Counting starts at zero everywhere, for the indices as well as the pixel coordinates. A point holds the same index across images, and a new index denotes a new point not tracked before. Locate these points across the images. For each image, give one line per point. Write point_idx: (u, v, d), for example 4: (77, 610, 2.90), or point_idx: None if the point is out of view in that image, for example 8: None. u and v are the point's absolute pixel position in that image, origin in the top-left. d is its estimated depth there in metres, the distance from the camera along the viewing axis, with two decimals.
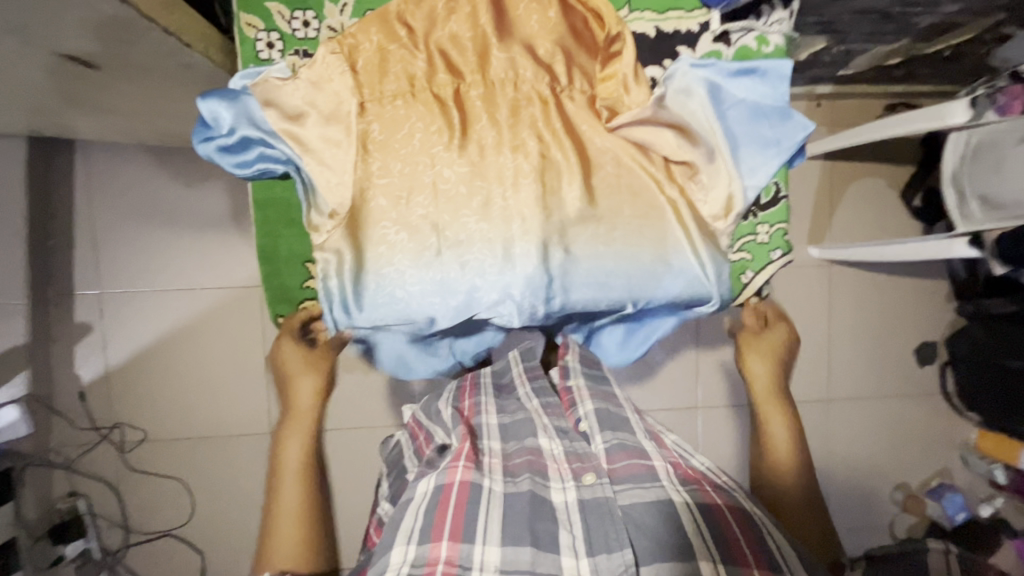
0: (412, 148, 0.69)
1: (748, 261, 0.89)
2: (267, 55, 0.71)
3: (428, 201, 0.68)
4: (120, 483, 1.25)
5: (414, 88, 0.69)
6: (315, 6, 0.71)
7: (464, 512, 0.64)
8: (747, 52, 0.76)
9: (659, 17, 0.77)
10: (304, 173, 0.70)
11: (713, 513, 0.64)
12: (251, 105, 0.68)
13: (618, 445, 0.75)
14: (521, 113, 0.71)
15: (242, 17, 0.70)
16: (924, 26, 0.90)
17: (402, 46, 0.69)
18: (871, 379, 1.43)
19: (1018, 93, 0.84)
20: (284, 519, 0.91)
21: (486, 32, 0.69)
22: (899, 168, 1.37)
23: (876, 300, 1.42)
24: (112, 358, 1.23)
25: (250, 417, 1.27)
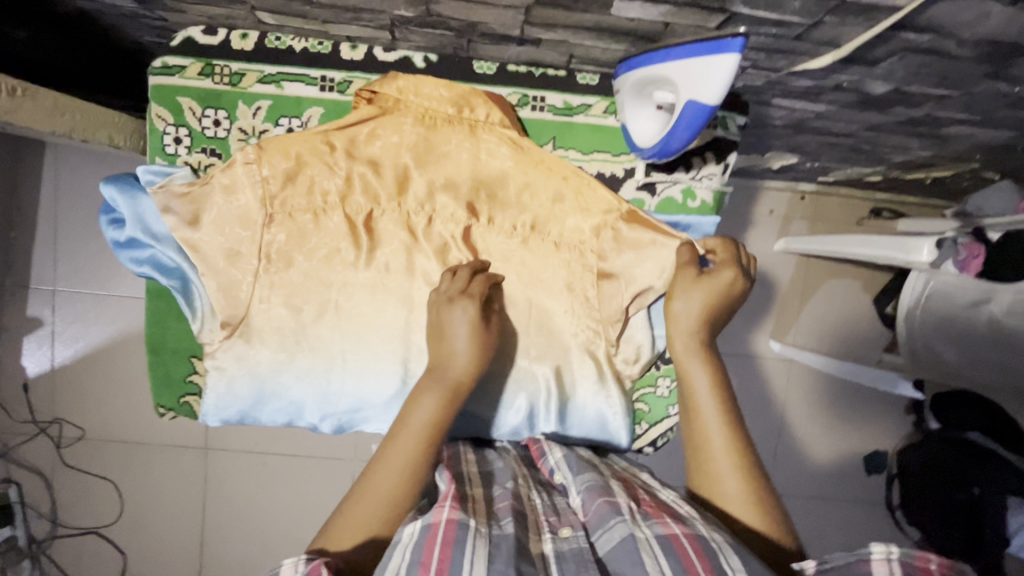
0: (316, 262, 0.75)
1: (645, 412, 0.89)
2: (174, 151, 0.78)
3: (333, 319, 0.76)
4: (51, 475, 1.27)
5: (326, 206, 0.76)
6: (228, 107, 0.78)
7: (451, 551, 0.50)
8: (673, 203, 0.83)
9: (583, 156, 0.82)
10: (190, 280, 0.76)
11: (674, 546, 0.52)
12: (146, 206, 0.75)
13: (586, 488, 0.63)
14: (435, 242, 0.78)
15: (154, 110, 0.77)
16: (896, 161, 0.87)
17: (321, 163, 0.75)
18: (820, 481, 1.39)
19: (977, 251, 0.78)
20: (386, 472, 0.58)
21: (408, 161, 0.77)
22: (876, 272, 1.34)
23: (836, 403, 1.38)
24: (59, 354, 1.24)
25: (187, 430, 1.29)
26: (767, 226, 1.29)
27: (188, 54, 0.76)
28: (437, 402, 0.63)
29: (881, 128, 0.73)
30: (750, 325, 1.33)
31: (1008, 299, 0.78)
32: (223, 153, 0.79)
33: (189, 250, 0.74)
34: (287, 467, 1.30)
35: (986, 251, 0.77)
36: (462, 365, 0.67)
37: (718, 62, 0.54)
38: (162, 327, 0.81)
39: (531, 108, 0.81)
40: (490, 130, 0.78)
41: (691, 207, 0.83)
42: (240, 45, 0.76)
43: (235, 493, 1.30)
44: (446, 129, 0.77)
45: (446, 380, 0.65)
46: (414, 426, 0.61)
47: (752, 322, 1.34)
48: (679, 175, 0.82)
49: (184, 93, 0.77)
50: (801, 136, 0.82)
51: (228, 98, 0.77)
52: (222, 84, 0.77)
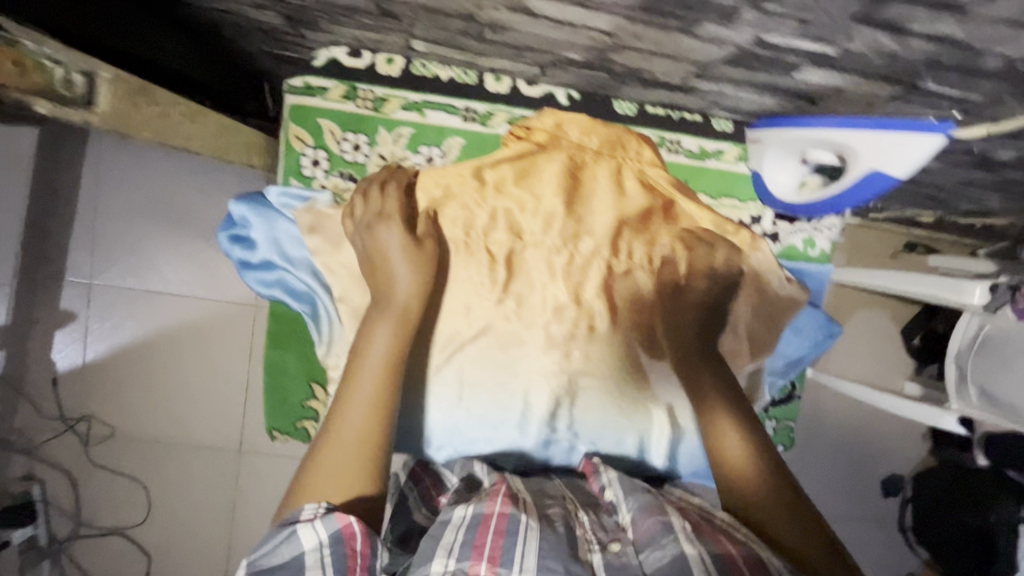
0: (454, 290, 0.79)
1: None
2: (312, 172, 0.87)
3: (469, 352, 0.79)
4: (76, 473, 1.23)
5: (470, 240, 0.81)
6: (369, 134, 0.88)
7: (502, 540, 0.53)
8: (795, 250, 0.93)
9: (714, 200, 0.91)
10: (316, 305, 0.82)
11: (732, 567, 0.49)
12: (279, 227, 0.82)
13: (640, 508, 0.61)
14: (574, 274, 0.82)
15: (295, 130, 0.87)
16: (964, 208, 0.90)
17: (472, 189, 0.82)
18: (841, 503, 1.43)
19: None
20: (357, 406, 0.62)
21: (558, 198, 0.83)
22: (906, 303, 1.39)
23: (859, 426, 1.43)
24: (91, 351, 1.20)
25: (220, 432, 1.25)
26: None
27: (334, 78, 0.86)
28: (390, 329, 0.68)
29: (971, 180, 0.75)
30: None
31: None
32: (358, 176, 0.88)
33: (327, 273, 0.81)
34: None
35: None
36: (406, 287, 0.71)
37: (925, 140, 0.64)
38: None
39: (666, 151, 0.90)
40: (634, 169, 0.86)
41: (811, 255, 0.93)
42: (387, 69, 0.86)
43: (265, 498, 1.27)
44: (593, 167, 0.85)
45: (392, 305, 0.70)
46: (369, 362, 0.65)
47: None
48: (802, 225, 0.93)
49: (325, 115, 0.87)
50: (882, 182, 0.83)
51: (370, 122, 0.88)
52: (364, 109, 0.87)
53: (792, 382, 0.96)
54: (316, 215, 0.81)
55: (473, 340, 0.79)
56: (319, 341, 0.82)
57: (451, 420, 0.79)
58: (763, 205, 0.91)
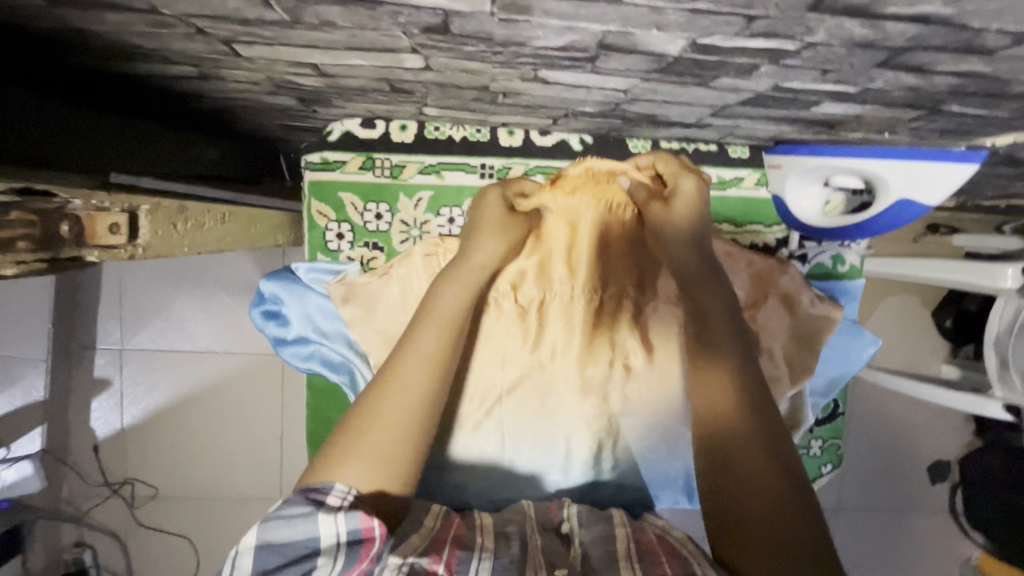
0: (489, 340, 0.81)
1: None
2: (336, 246, 0.85)
3: (512, 404, 0.82)
4: (125, 537, 1.24)
5: (500, 293, 0.82)
6: (389, 201, 0.85)
7: (459, 553, 0.60)
8: (825, 268, 0.88)
9: (737, 228, 0.87)
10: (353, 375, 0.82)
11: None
12: (309, 301, 0.83)
13: (593, 537, 0.67)
14: (604, 318, 0.84)
15: (316, 206, 0.85)
16: (988, 196, 0.88)
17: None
18: (884, 493, 1.41)
19: None
20: (411, 367, 0.65)
21: (583, 242, 0.83)
22: (933, 286, 1.37)
23: (898, 414, 1.40)
24: (128, 416, 1.22)
25: (261, 482, 1.27)
26: None
27: (350, 149, 0.83)
28: (462, 291, 0.71)
29: (998, 174, 0.73)
30: None
31: None
32: (386, 246, 0.86)
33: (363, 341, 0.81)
34: None
35: None
36: (484, 251, 0.74)
37: (955, 169, 0.66)
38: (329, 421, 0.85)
39: None
40: None
41: (841, 271, 0.88)
42: (401, 136, 0.82)
43: None
44: (617, 207, 0.83)
45: (471, 267, 0.73)
46: (442, 315, 0.69)
47: None
48: (830, 243, 0.88)
49: (345, 188, 0.84)
50: None
51: (390, 189, 0.85)
52: (383, 177, 0.85)
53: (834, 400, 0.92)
54: (349, 287, 0.82)
55: (512, 385, 0.82)
56: None
57: (496, 473, 0.82)
58: (789, 227, 0.86)
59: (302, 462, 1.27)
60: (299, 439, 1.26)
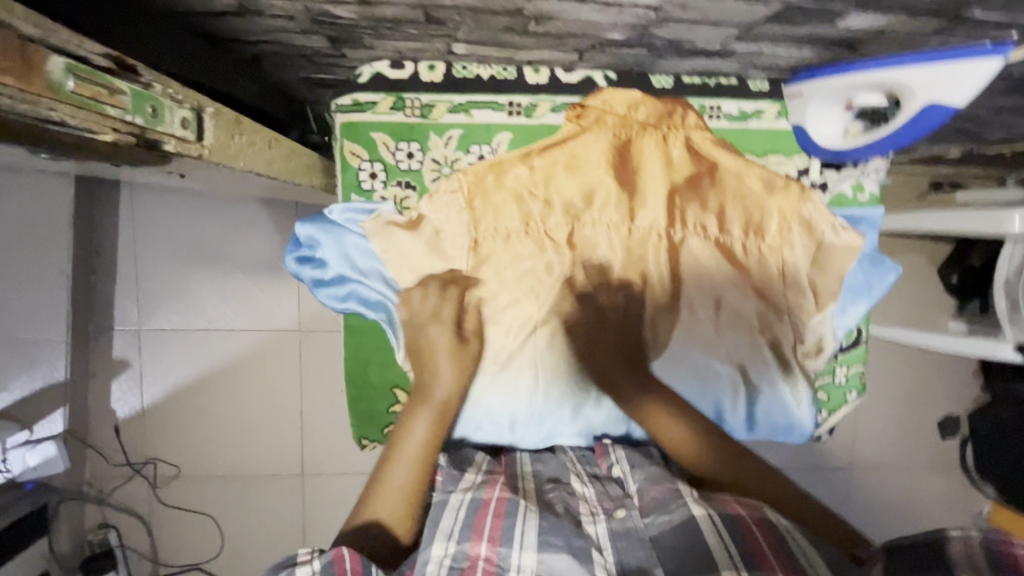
0: (520, 276, 0.85)
1: (824, 401, 0.94)
2: (369, 185, 0.87)
3: (544, 334, 0.85)
4: (149, 517, 1.26)
5: (529, 228, 0.85)
6: (419, 140, 0.87)
7: (501, 521, 0.63)
8: (844, 197, 0.89)
9: (760, 158, 0.88)
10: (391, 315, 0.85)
11: (735, 522, 0.61)
12: (345, 240, 0.84)
13: (647, 480, 0.73)
14: (633, 249, 0.86)
15: (347, 147, 0.86)
16: (993, 138, 0.90)
17: (519, 193, 0.86)
18: (893, 452, 1.44)
19: None
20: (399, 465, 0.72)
21: (606, 176, 0.86)
22: (937, 244, 1.38)
23: (907, 372, 1.42)
24: (148, 396, 1.23)
25: (281, 458, 1.28)
26: None
27: (381, 90, 0.84)
28: (429, 422, 0.77)
29: (1003, 109, 0.76)
30: None
31: None
32: (417, 185, 0.87)
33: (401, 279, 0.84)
34: None
35: None
36: (445, 384, 0.81)
37: (982, 66, 0.64)
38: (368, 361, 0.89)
39: (710, 117, 0.87)
40: (683, 135, 0.87)
41: (861, 199, 0.89)
42: (430, 76, 0.84)
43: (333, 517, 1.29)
44: (639, 140, 0.86)
45: (432, 400, 0.80)
46: (412, 446, 0.75)
47: None
48: (851, 170, 0.88)
49: (376, 128, 0.86)
50: None
51: (420, 129, 0.86)
52: (413, 116, 0.86)
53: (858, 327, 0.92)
54: (383, 224, 0.85)
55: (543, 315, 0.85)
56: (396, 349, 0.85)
57: (535, 408, 0.86)
58: (812, 156, 0.87)
59: (322, 437, 1.28)
60: (318, 414, 1.27)
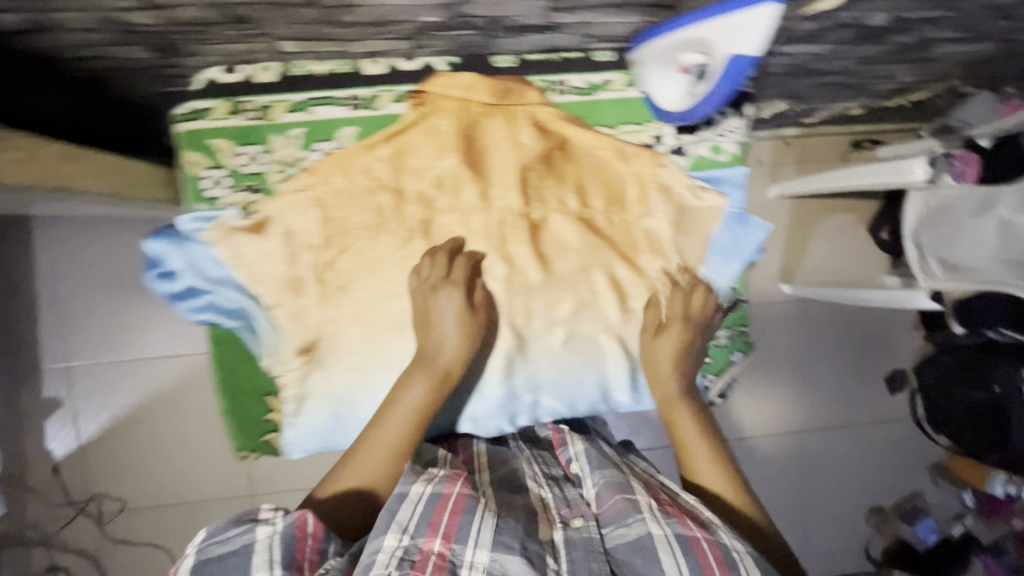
0: (386, 259, 0.97)
1: (711, 363, 1.06)
2: (214, 193, 0.95)
3: (407, 311, 0.97)
4: (99, 556, 1.23)
5: (385, 218, 0.97)
6: (259, 143, 0.95)
7: (458, 520, 0.67)
8: (703, 159, 1.04)
9: (613, 129, 1.02)
10: (248, 315, 0.95)
11: (693, 548, 0.66)
12: (190, 252, 0.95)
13: (605, 485, 0.78)
14: (492, 226, 1.00)
15: (189, 157, 0.93)
16: (882, 90, 0.91)
17: (378, 185, 0.97)
18: (845, 411, 1.45)
19: (971, 160, 0.86)
20: (380, 448, 0.78)
21: (455, 162, 0.98)
22: (867, 202, 1.40)
23: (852, 331, 1.43)
24: (84, 431, 1.21)
25: (230, 481, 1.26)
26: (760, 175, 1.34)
27: (211, 97, 0.92)
28: (426, 386, 0.84)
29: (879, 61, 0.76)
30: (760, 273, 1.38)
31: (1013, 199, 0.79)
32: (262, 186, 0.95)
33: (251, 283, 0.95)
34: None
35: (982, 159, 0.85)
36: (450, 352, 0.89)
37: (760, 13, 0.68)
38: (235, 369, 0.96)
39: (557, 93, 0.99)
40: (524, 120, 1.00)
41: (720, 159, 1.05)
42: (264, 77, 0.91)
43: None
44: (487, 128, 0.99)
45: (435, 368, 0.87)
46: (403, 410, 0.82)
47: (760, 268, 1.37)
48: (704, 134, 1.03)
49: (215, 135, 0.93)
50: (795, 81, 0.82)
51: (258, 132, 0.94)
52: (251, 119, 0.94)
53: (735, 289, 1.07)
54: (226, 231, 0.95)
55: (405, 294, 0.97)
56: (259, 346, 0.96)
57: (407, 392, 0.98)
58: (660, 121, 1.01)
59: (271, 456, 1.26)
60: None
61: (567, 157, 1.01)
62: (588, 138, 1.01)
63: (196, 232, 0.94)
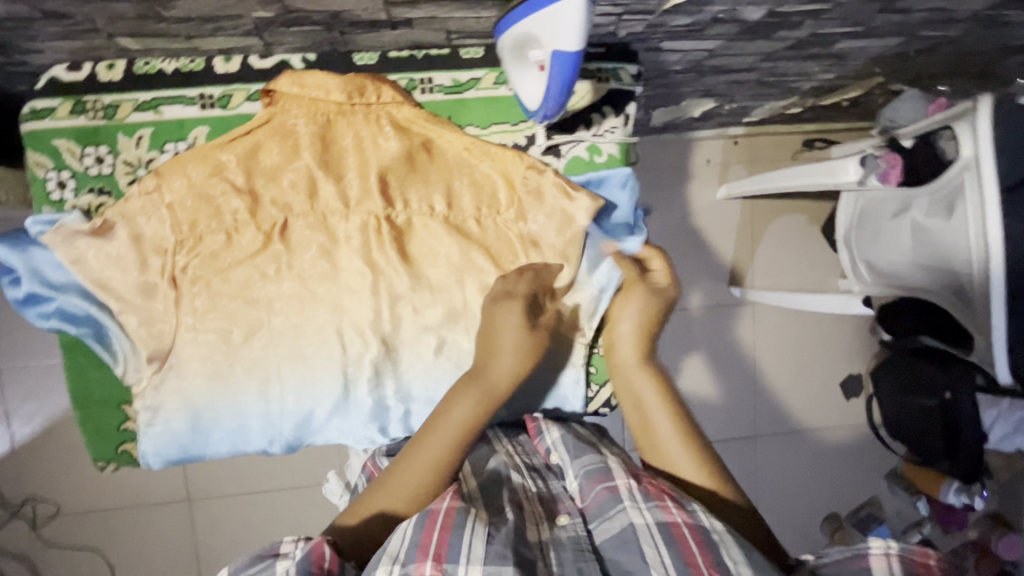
0: (240, 269, 0.75)
1: (593, 372, 0.89)
2: (59, 196, 0.75)
3: (266, 340, 0.76)
4: (34, 558, 1.22)
5: (237, 225, 0.75)
6: (108, 141, 0.75)
7: (450, 535, 0.57)
8: (580, 160, 0.84)
9: (482, 131, 0.82)
10: (104, 325, 0.75)
11: (675, 534, 0.58)
12: (35, 252, 0.73)
13: (584, 474, 0.69)
14: (356, 234, 0.78)
15: (31, 157, 0.74)
16: (806, 87, 0.89)
17: (226, 185, 0.74)
18: (800, 417, 1.42)
19: (894, 161, 0.76)
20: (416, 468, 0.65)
21: (310, 162, 0.76)
22: (821, 203, 1.37)
23: (805, 334, 1.40)
24: (15, 434, 1.20)
25: (165, 484, 1.25)
26: (707, 176, 1.31)
27: (55, 95, 0.73)
28: (472, 403, 0.70)
29: (785, 58, 0.74)
30: (710, 274, 1.35)
31: (925, 203, 0.75)
32: (112, 189, 0.76)
33: (99, 289, 0.73)
34: (277, 500, 1.27)
35: (902, 160, 0.78)
36: (503, 366, 0.73)
37: None
38: (87, 380, 0.77)
39: (421, 92, 0.79)
40: (383, 113, 0.77)
41: (599, 162, 0.84)
42: (108, 76, 0.73)
43: (229, 539, 1.26)
44: (340, 122, 0.77)
45: (484, 382, 0.72)
46: (450, 425, 0.68)
47: (709, 271, 1.35)
48: (581, 134, 0.83)
49: (59, 134, 0.74)
50: (707, 78, 0.82)
51: (108, 132, 0.75)
52: (98, 119, 0.75)
53: None
54: (68, 234, 0.72)
55: (274, 300, 0.76)
56: (113, 361, 0.75)
57: (267, 416, 0.77)
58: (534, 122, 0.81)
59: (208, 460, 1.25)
60: None
61: (448, 148, 0.80)
62: (459, 132, 0.79)
63: (42, 232, 0.73)
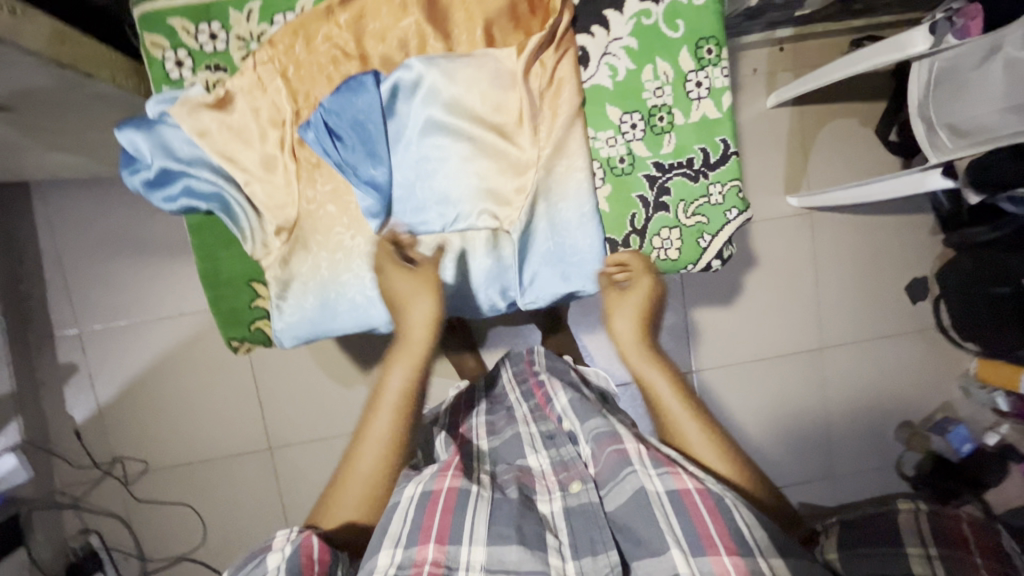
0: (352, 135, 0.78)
1: (705, 224, 0.87)
2: (178, 75, 0.78)
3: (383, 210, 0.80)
4: (128, 516, 1.26)
5: None
6: (219, 18, 0.77)
7: (451, 517, 0.60)
8: (677, 5, 0.81)
9: None
10: (231, 201, 0.79)
11: (685, 502, 0.59)
12: (164, 133, 0.77)
13: (594, 439, 0.70)
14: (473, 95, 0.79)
15: (148, 38, 0.76)
16: None
17: (336, 51, 0.77)
18: (864, 326, 1.40)
19: (973, 12, 0.79)
20: (371, 449, 0.70)
21: (418, 20, 0.77)
22: (874, 104, 1.34)
23: (864, 241, 1.38)
24: (101, 394, 1.23)
25: (245, 437, 1.27)
26: (756, 85, 1.30)
27: None
28: (408, 368, 0.76)
29: None
30: (764, 186, 1.33)
31: None
32: (227, 66, 0.79)
33: (227, 162, 0.78)
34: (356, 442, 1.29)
35: (983, 10, 0.78)
36: (420, 336, 0.79)
37: None
38: (218, 259, 0.82)
39: None
40: None
41: (698, 4, 0.81)
42: None
43: (312, 484, 1.28)
44: None
45: (410, 348, 0.77)
46: (391, 397, 0.73)
47: (763, 183, 1.33)
48: None
49: (174, 12, 0.76)
50: None
51: (218, 7, 0.77)
52: None
53: (721, 137, 0.85)
54: (192, 107, 0.76)
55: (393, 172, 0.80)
56: (242, 238, 0.80)
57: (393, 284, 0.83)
58: None
59: (284, 409, 1.27)
60: (274, 386, 1.26)
61: None
62: None
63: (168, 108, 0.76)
